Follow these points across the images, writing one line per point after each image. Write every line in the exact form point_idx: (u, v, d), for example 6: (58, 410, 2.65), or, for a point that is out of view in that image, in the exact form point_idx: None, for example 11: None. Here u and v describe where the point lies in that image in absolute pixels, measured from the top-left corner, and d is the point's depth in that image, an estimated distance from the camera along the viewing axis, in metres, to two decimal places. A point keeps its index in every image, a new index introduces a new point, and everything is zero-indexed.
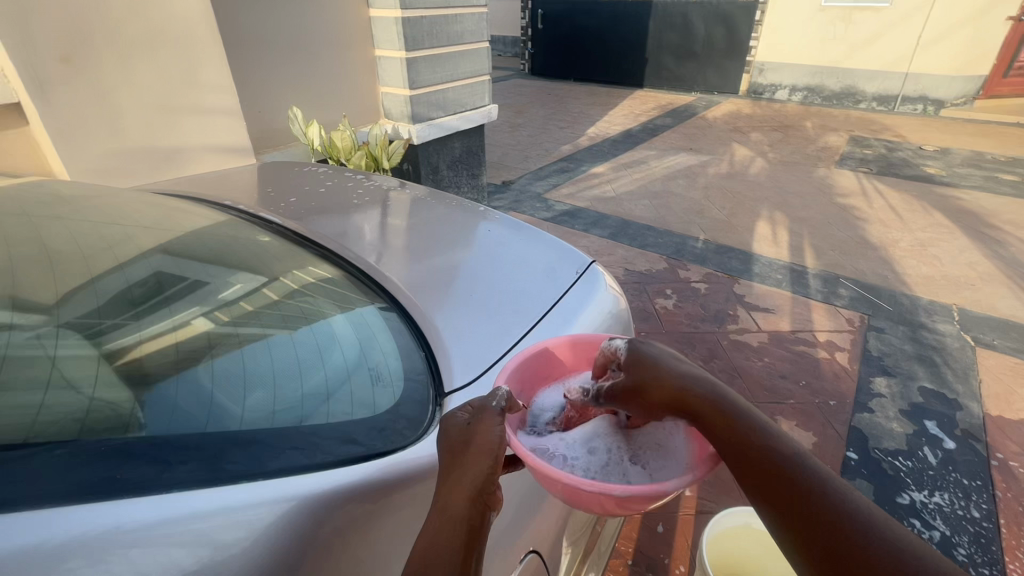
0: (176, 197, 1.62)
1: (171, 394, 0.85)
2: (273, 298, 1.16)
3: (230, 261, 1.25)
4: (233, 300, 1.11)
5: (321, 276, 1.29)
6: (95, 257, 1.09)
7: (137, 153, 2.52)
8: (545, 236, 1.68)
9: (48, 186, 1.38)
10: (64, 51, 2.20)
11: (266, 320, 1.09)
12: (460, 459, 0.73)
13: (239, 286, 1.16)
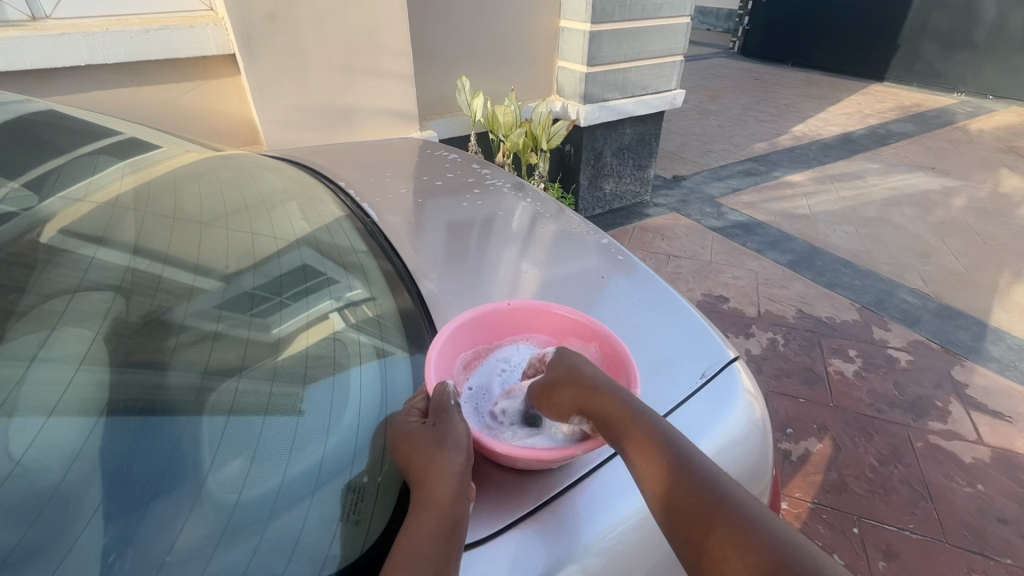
0: (304, 179, 1.58)
1: (89, 461, 0.69)
2: (379, 312, 1.09)
3: (290, 277, 1.12)
4: (352, 302, 1.09)
5: (375, 313, 1.08)
6: (251, 243, 1.19)
7: (316, 108, 2.69)
8: (673, 304, 1.24)
9: (193, 166, 1.46)
10: (271, 10, 2.38)
11: (360, 336, 1.02)
12: (427, 454, 0.79)
13: (361, 290, 1.13)
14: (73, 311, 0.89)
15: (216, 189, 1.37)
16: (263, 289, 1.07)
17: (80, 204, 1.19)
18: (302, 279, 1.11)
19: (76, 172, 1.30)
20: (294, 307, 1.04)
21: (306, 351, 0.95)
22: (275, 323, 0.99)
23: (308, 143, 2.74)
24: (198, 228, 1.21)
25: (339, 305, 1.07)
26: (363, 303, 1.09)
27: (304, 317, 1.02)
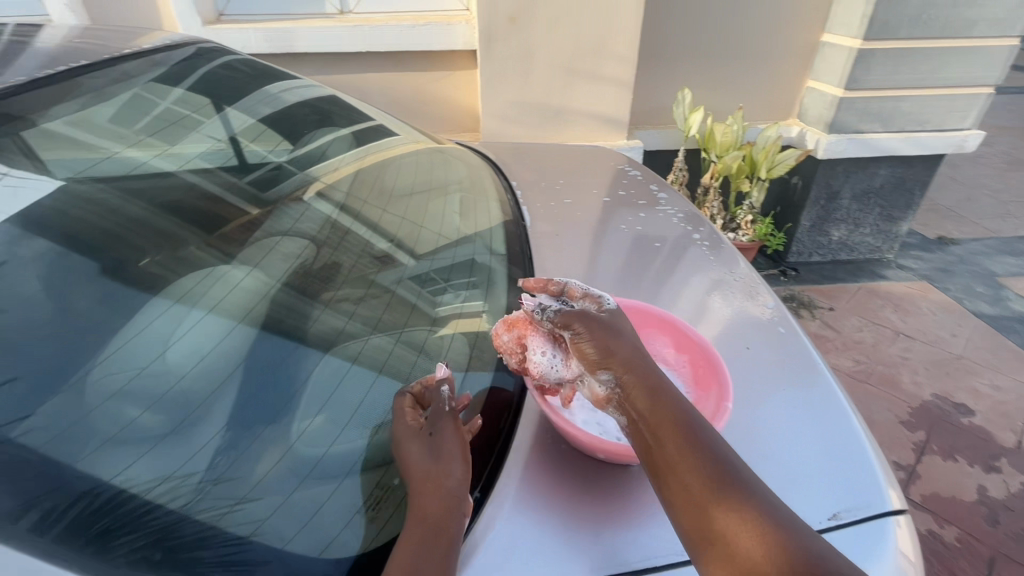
0: (485, 170, 1.68)
1: (223, 373, 0.83)
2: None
3: (429, 261, 1.19)
4: (498, 307, 1.11)
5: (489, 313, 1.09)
6: (434, 227, 1.30)
7: (533, 106, 2.84)
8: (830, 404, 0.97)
9: (403, 146, 1.67)
10: (514, 12, 2.57)
11: (488, 344, 1.03)
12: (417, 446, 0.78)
13: (509, 296, 1.14)
14: (286, 247, 1.11)
15: (406, 171, 1.53)
16: (427, 271, 1.16)
17: (330, 168, 1.46)
18: (437, 266, 1.18)
19: (337, 142, 1.60)
20: (424, 289, 1.11)
21: (435, 339, 1.01)
22: (421, 305, 1.07)
23: (516, 136, 2.92)
24: (400, 205, 1.37)
25: (465, 297, 1.11)
26: (506, 310, 1.10)
27: (448, 308, 1.08)
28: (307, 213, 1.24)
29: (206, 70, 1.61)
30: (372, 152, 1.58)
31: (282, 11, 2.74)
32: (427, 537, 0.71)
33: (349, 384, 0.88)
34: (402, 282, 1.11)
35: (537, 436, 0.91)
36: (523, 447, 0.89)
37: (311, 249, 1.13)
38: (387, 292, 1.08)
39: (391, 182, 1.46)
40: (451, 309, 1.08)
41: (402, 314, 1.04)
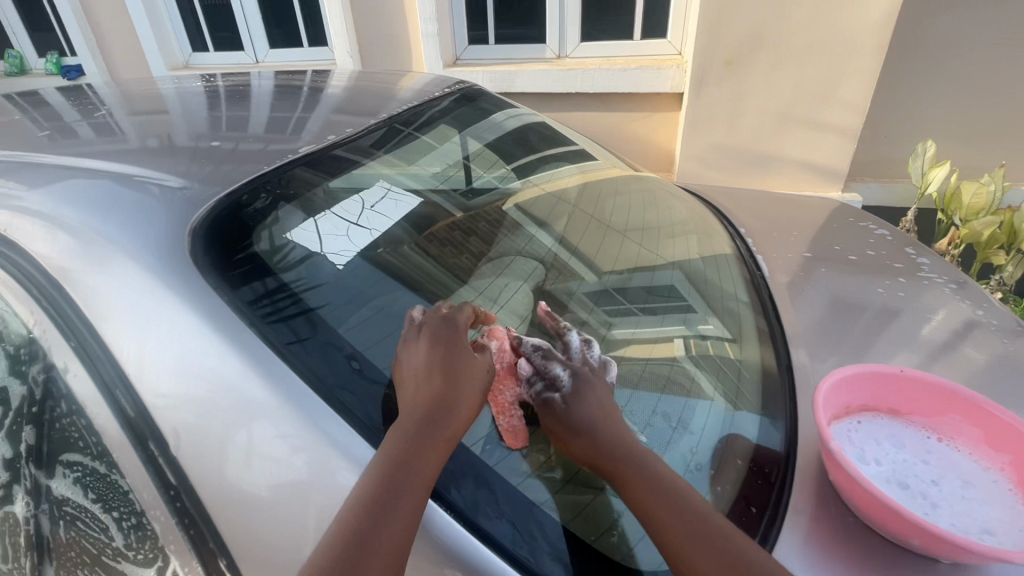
0: (706, 211, 1.61)
1: None
2: (722, 358, 0.97)
3: (658, 289, 1.12)
4: (698, 333, 1.01)
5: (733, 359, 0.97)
6: (629, 248, 1.25)
7: (736, 151, 2.74)
8: None
9: (627, 177, 1.66)
10: (731, 57, 2.52)
11: (693, 374, 0.93)
12: (442, 374, 0.71)
13: (712, 326, 1.04)
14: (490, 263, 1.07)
15: (631, 199, 1.49)
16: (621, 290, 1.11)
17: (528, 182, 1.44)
18: (667, 296, 1.10)
19: (536, 153, 1.58)
20: (655, 317, 1.04)
21: (629, 362, 0.92)
22: (615, 325, 1.01)
23: (712, 180, 2.85)
24: (589, 222, 1.33)
25: (696, 334, 1.01)
26: (707, 339, 1.00)
27: (641, 333, 1.00)
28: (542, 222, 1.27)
29: (477, 91, 1.64)
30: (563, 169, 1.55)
31: (507, 56, 3.09)
32: (407, 469, 0.63)
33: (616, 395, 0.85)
34: (633, 307, 1.06)
35: (815, 498, 0.76)
36: (802, 511, 0.74)
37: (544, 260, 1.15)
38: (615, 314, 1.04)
39: (617, 206, 1.43)
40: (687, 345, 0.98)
41: (633, 339, 0.98)
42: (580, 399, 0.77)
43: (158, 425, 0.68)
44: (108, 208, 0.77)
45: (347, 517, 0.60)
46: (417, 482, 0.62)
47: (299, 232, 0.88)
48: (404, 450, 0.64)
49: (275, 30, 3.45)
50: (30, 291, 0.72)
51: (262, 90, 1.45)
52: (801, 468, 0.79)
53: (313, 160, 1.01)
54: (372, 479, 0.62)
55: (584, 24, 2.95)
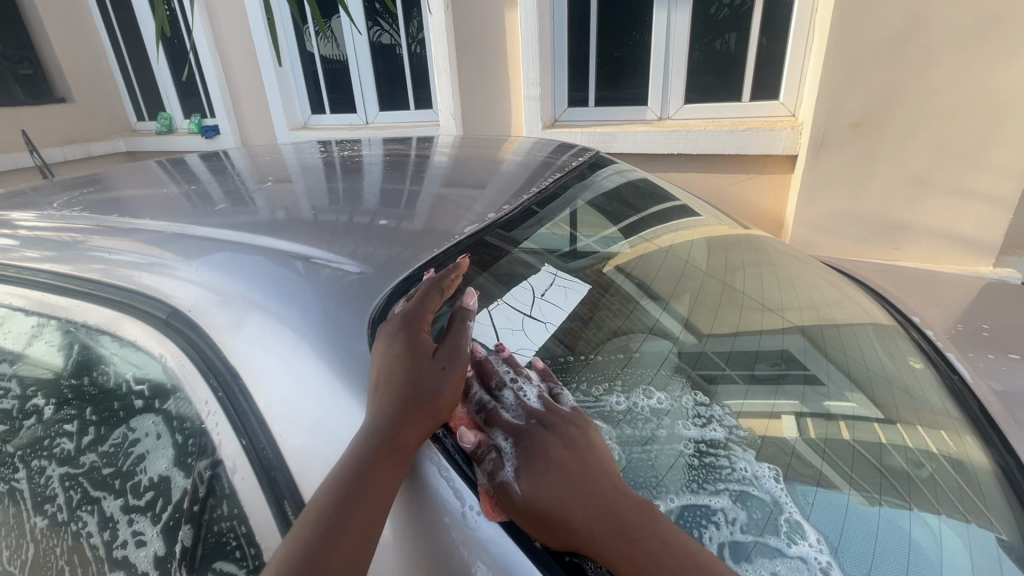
0: (855, 287, 1.43)
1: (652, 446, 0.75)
2: (857, 444, 0.84)
3: (769, 359, 1.00)
4: (822, 411, 0.89)
5: (901, 464, 0.83)
6: (739, 313, 1.12)
7: (861, 218, 2.51)
8: None
9: (760, 244, 1.51)
10: (859, 118, 2.35)
11: (822, 461, 0.79)
12: (405, 352, 0.56)
13: (851, 406, 0.92)
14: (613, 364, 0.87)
15: (767, 271, 1.34)
16: (730, 357, 0.98)
17: (635, 237, 1.28)
18: (781, 369, 0.98)
19: (644, 206, 1.43)
20: (775, 392, 0.91)
21: (760, 444, 0.79)
22: (724, 390, 0.89)
23: (832, 249, 2.62)
24: (694, 278, 1.21)
25: (804, 412, 0.88)
26: (837, 419, 0.89)
27: (751, 403, 0.87)
28: (654, 277, 1.16)
29: (605, 163, 1.55)
30: (668, 225, 1.39)
31: (607, 117, 3.10)
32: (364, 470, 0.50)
33: (819, 511, 0.71)
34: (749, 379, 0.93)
35: None
36: None
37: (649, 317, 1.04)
38: (722, 381, 0.91)
39: (750, 274, 1.30)
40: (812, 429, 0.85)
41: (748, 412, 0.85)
42: (541, 477, 0.54)
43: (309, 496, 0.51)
44: (277, 280, 0.63)
45: (300, 528, 0.49)
46: (381, 490, 0.50)
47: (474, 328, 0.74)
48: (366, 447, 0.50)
49: (387, 93, 3.71)
50: (199, 374, 0.58)
51: (394, 153, 1.48)
52: None
53: (476, 251, 0.87)
54: (336, 482, 0.50)
55: (689, 85, 2.91)
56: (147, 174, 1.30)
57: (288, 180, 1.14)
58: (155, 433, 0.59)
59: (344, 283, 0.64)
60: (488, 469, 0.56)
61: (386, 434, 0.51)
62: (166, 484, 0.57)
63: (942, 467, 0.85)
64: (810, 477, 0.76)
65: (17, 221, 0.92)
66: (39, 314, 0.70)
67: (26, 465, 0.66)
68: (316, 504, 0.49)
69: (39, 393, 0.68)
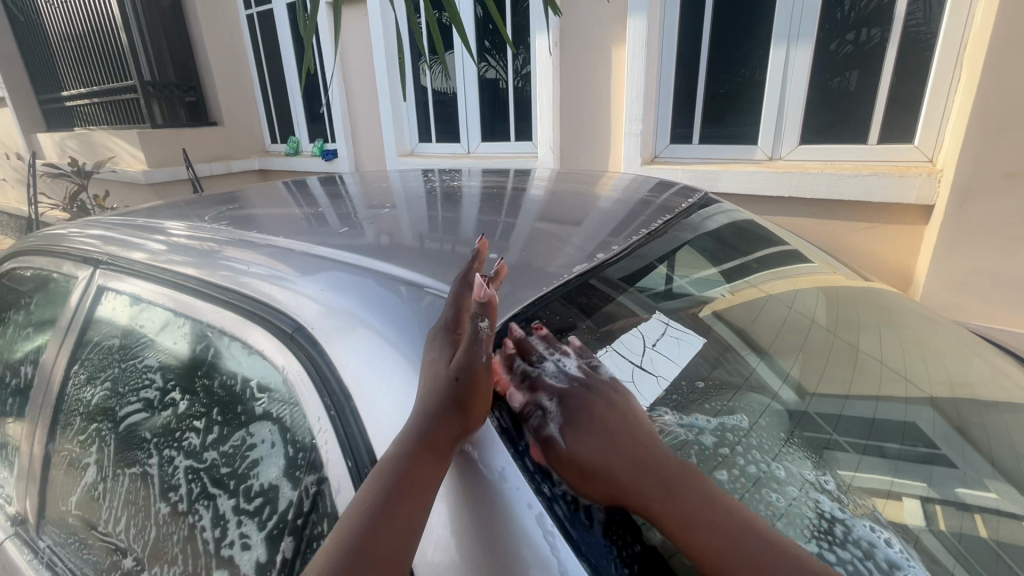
0: (1015, 363, 1.22)
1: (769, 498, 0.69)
2: (1000, 546, 0.72)
3: (888, 432, 0.89)
4: (955, 499, 0.78)
5: None
6: (862, 380, 0.99)
7: (1012, 282, 2.17)
8: None
9: (891, 301, 1.35)
10: (1013, 169, 2.05)
11: (952, 558, 0.68)
12: (434, 361, 0.58)
13: (992, 498, 0.79)
14: (715, 411, 0.80)
15: (888, 330, 1.18)
16: (843, 424, 0.88)
17: (739, 282, 1.18)
18: (901, 445, 0.86)
19: (746, 248, 1.31)
20: (894, 470, 0.81)
21: (881, 522, 0.70)
22: (853, 462, 0.80)
23: (973, 315, 2.28)
24: (811, 336, 1.09)
25: (929, 496, 0.77)
26: (972, 509, 0.77)
27: (864, 476, 0.78)
28: (753, 329, 1.06)
29: (713, 203, 1.44)
30: (773, 271, 1.27)
31: (711, 156, 2.99)
32: (398, 472, 0.52)
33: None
34: (861, 451, 0.83)
35: None
36: None
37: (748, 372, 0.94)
38: (830, 450, 0.82)
39: (868, 334, 1.15)
40: (938, 518, 0.74)
41: (861, 486, 0.76)
42: (582, 431, 0.61)
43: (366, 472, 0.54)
44: (391, 305, 0.65)
45: (341, 527, 0.51)
46: (416, 495, 0.52)
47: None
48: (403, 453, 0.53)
49: (490, 124, 3.87)
50: (315, 391, 0.60)
51: (498, 184, 1.52)
52: None
53: (579, 292, 0.84)
54: (376, 485, 0.52)
55: (807, 124, 2.73)
56: (281, 194, 1.44)
57: (390, 206, 1.22)
58: (270, 441, 0.62)
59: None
60: (534, 426, 0.63)
61: (427, 435, 0.54)
62: (274, 492, 0.60)
63: None
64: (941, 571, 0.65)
65: (174, 230, 1.05)
66: (186, 315, 0.78)
67: (159, 452, 0.73)
68: (359, 501, 0.51)
69: (177, 388, 0.75)
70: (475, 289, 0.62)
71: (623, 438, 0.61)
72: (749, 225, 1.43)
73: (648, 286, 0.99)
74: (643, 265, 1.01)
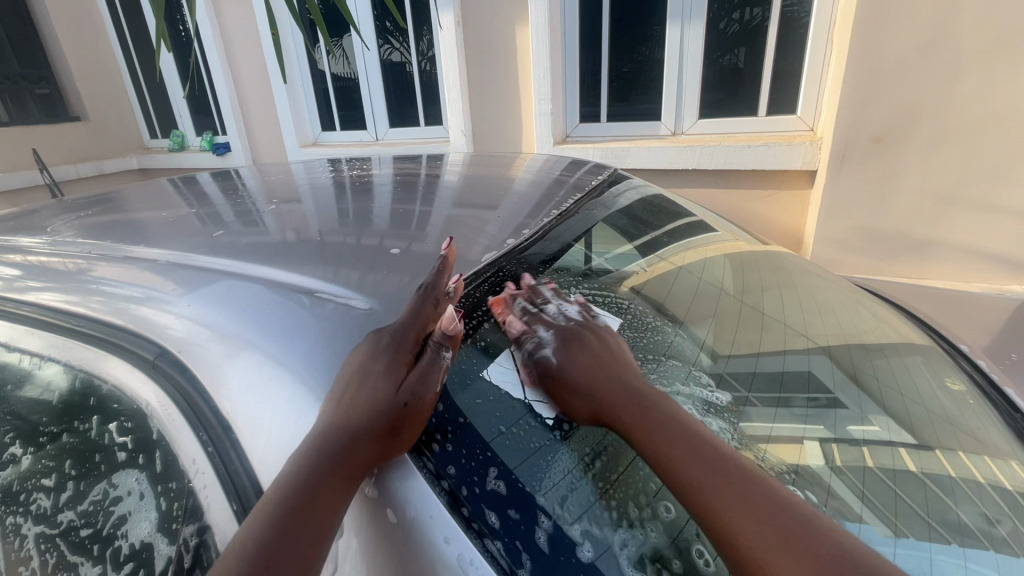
0: (895, 309, 1.35)
1: None
2: (882, 472, 0.76)
3: (785, 379, 0.89)
4: (847, 437, 0.80)
5: (936, 492, 0.75)
6: (757, 331, 1.00)
7: (885, 235, 2.42)
8: None
9: (790, 260, 1.43)
10: (881, 133, 2.27)
11: (849, 496, 0.70)
12: (375, 370, 0.53)
13: (873, 430, 0.83)
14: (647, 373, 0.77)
15: (784, 290, 1.21)
16: (739, 375, 0.86)
17: (652, 253, 1.13)
18: (797, 389, 0.88)
19: (655, 221, 1.29)
20: (794, 416, 0.81)
21: (778, 467, 0.71)
22: (758, 410, 0.80)
23: (855, 267, 2.53)
24: (714, 296, 1.08)
25: (825, 436, 0.79)
26: (857, 443, 0.80)
27: (775, 425, 0.78)
28: (665, 293, 1.01)
29: (623, 179, 1.44)
30: (681, 241, 1.25)
31: (619, 133, 3.06)
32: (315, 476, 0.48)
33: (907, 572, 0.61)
34: (762, 399, 0.83)
35: None
36: None
37: (659, 333, 0.89)
38: (738, 402, 0.80)
39: (770, 295, 1.16)
40: (830, 454, 0.76)
41: (768, 432, 0.76)
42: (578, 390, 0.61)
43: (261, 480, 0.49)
44: (270, 318, 0.58)
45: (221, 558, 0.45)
46: (322, 514, 0.47)
47: (497, 369, 0.65)
48: (311, 457, 0.49)
49: (397, 110, 3.70)
50: (189, 427, 0.52)
51: (407, 169, 1.42)
52: None
53: (501, 281, 0.78)
54: (275, 504, 0.47)
55: (704, 99, 2.86)
56: (154, 195, 1.26)
57: (288, 200, 1.10)
58: (139, 492, 0.53)
59: (346, 318, 0.59)
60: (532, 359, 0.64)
61: (343, 444, 0.49)
62: (149, 552, 0.51)
63: (982, 494, 0.77)
64: (818, 497, 0.68)
65: (15, 247, 0.88)
66: (20, 352, 0.65)
67: (1, 521, 0.61)
68: (255, 517, 0.46)
69: (17, 442, 0.63)
70: (445, 317, 0.59)
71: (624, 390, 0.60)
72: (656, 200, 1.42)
73: (552, 256, 0.92)
74: (549, 240, 0.95)
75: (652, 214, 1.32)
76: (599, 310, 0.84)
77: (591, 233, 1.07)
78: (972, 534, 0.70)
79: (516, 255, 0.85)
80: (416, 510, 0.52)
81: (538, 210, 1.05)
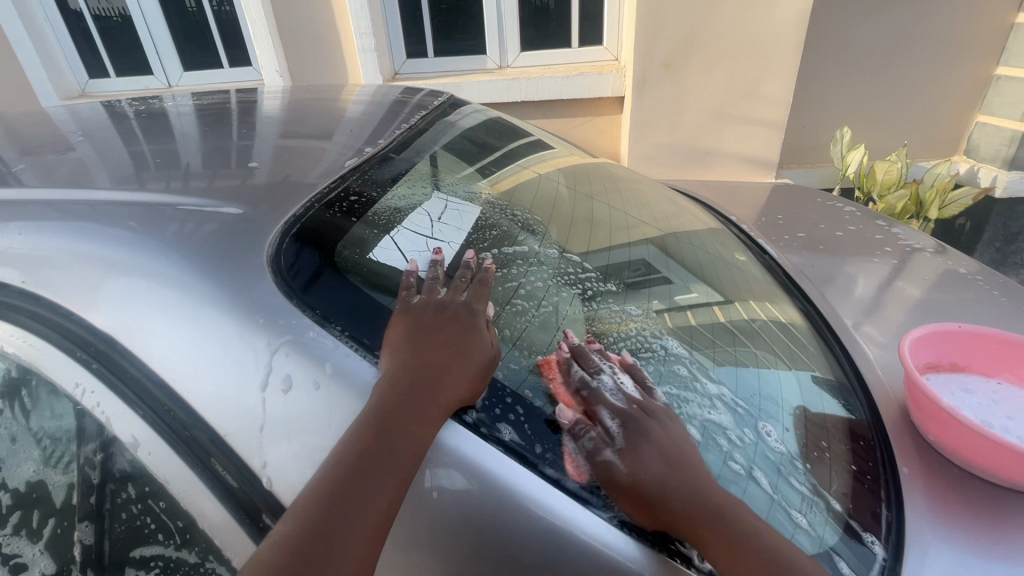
0: (690, 199, 1.68)
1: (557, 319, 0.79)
2: (702, 327, 0.94)
3: (625, 259, 1.07)
4: (675, 305, 0.97)
5: (738, 327, 0.97)
6: (599, 225, 1.18)
7: (678, 148, 2.89)
8: None
9: (610, 168, 1.66)
10: (669, 59, 2.66)
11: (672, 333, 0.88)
12: (437, 337, 0.63)
13: (695, 296, 1.02)
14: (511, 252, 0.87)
15: (614, 193, 1.43)
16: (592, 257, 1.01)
17: (510, 165, 1.28)
18: (635, 268, 1.04)
19: (499, 142, 1.40)
20: (643, 296, 0.95)
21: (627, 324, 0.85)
22: (622, 297, 0.92)
23: (660, 177, 2.98)
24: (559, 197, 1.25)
25: (663, 307, 0.95)
26: (685, 308, 0.97)
27: (632, 305, 0.91)
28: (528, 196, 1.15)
29: (466, 104, 1.51)
30: (532, 157, 1.41)
31: (447, 69, 3.06)
32: (391, 444, 0.54)
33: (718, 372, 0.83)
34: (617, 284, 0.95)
35: (914, 463, 0.78)
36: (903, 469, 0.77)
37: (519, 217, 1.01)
38: (601, 289, 0.90)
39: (605, 199, 1.36)
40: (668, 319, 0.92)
41: (622, 300, 0.91)
42: (642, 453, 0.62)
43: (155, 360, 0.56)
44: (118, 241, 0.60)
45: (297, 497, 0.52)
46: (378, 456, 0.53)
47: (380, 250, 0.73)
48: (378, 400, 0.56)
49: (189, 49, 3.16)
50: (57, 350, 0.56)
51: (222, 101, 1.30)
52: (893, 434, 0.83)
53: (362, 186, 0.83)
54: (341, 449, 0.54)
55: (522, 33, 2.99)
56: None
57: (76, 143, 0.96)
58: (7, 436, 0.58)
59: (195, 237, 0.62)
60: (589, 446, 0.63)
61: (406, 395, 0.57)
62: (40, 490, 0.58)
63: (762, 318, 1.04)
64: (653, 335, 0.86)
65: None
66: None
67: None
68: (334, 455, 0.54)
69: None
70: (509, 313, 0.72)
71: (675, 459, 0.63)
72: (503, 125, 1.54)
73: (411, 165, 0.98)
74: (418, 155, 1.04)
75: (494, 134, 1.43)
76: (460, 198, 0.95)
77: (442, 151, 1.14)
78: (766, 358, 0.92)
79: (369, 172, 0.88)
80: (335, 366, 0.57)
81: (380, 131, 1.08)
